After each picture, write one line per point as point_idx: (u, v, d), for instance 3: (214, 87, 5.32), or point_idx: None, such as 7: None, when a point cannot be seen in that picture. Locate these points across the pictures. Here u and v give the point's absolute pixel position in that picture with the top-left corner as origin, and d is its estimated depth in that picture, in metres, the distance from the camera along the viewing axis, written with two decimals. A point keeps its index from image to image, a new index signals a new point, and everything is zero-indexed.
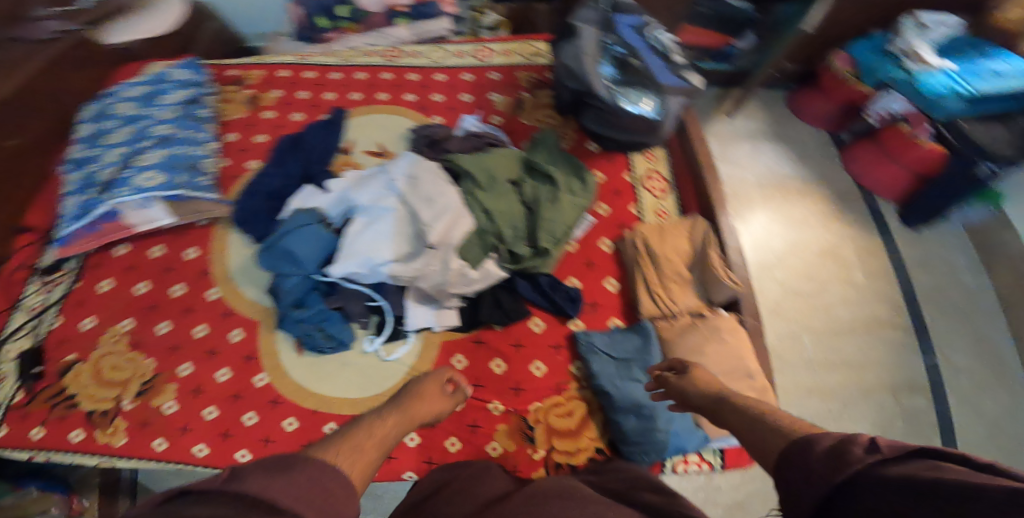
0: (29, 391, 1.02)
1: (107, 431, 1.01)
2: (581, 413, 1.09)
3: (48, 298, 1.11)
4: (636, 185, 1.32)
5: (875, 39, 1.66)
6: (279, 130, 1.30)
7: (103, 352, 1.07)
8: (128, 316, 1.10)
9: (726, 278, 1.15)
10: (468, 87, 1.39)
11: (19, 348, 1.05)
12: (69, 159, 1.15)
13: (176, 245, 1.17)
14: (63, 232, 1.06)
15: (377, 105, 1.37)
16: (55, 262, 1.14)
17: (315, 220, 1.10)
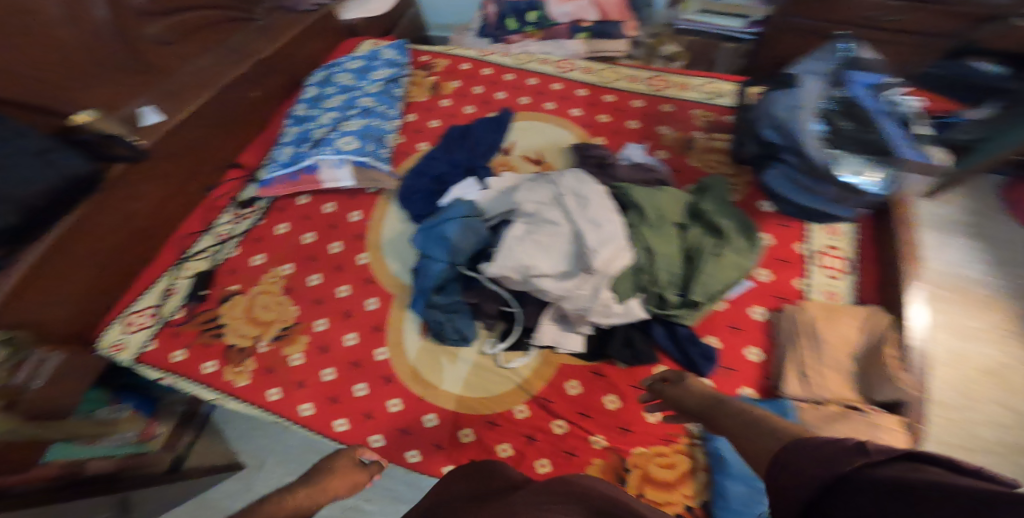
0: (189, 311, 1.12)
1: (235, 369, 1.05)
2: (684, 469, 0.92)
3: (231, 229, 1.25)
4: (809, 259, 1.01)
5: None
6: (450, 119, 1.37)
7: (262, 289, 1.15)
8: (291, 261, 1.18)
9: (904, 377, 0.82)
10: (637, 114, 1.22)
11: (197, 267, 1.19)
12: (293, 115, 1.38)
13: (345, 206, 1.24)
14: (271, 174, 1.26)
15: (544, 113, 1.31)
16: (250, 198, 1.30)
17: (477, 214, 1.08)
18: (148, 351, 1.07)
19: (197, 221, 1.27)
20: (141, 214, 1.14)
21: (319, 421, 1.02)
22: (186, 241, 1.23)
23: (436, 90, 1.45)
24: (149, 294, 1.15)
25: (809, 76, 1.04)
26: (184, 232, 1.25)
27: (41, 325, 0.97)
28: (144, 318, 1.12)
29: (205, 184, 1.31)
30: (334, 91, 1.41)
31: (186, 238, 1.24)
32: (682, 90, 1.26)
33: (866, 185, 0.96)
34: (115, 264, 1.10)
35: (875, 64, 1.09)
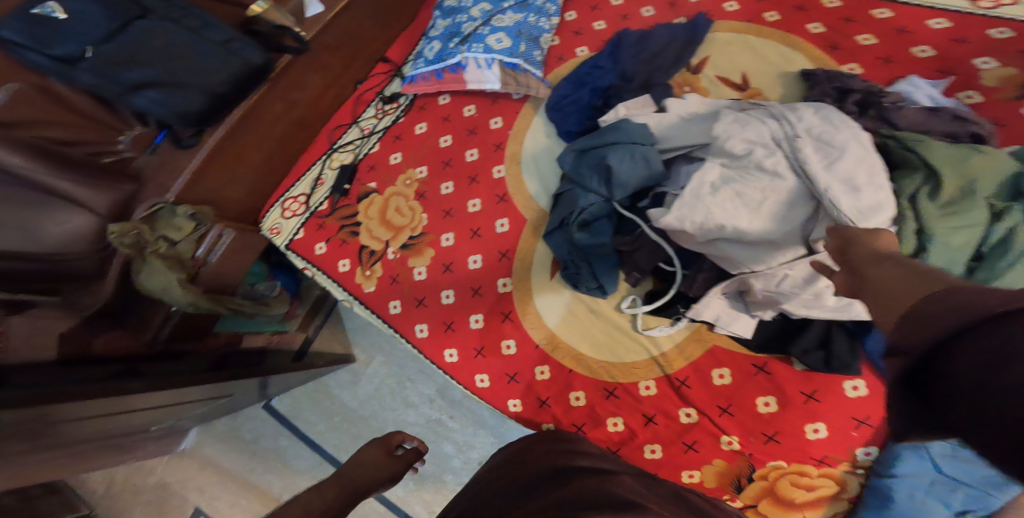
0: (334, 203, 1.09)
1: (365, 273, 1.04)
2: (824, 496, 0.76)
3: (375, 124, 1.15)
4: None
5: None
6: (622, 22, 1.08)
7: (396, 191, 1.07)
8: (425, 164, 1.08)
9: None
10: (930, 37, 0.86)
11: (343, 160, 1.13)
12: (441, 5, 1.16)
13: (486, 110, 1.07)
14: (414, 71, 1.11)
15: (763, 27, 0.96)
16: (394, 93, 1.17)
17: (649, 143, 0.83)
18: (299, 240, 1.08)
19: (347, 113, 1.17)
20: (301, 105, 1.08)
21: (432, 344, 0.99)
22: (336, 133, 1.16)
23: None
24: (302, 183, 1.12)
25: None
26: (334, 122, 1.17)
27: (223, 201, 1.01)
28: (297, 206, 1.10)
29: (358, 76, 1.20)
30: None
31: (336, 128, 1.16)
32: None
33: None
34: (278, 152, 1.09)
35: None
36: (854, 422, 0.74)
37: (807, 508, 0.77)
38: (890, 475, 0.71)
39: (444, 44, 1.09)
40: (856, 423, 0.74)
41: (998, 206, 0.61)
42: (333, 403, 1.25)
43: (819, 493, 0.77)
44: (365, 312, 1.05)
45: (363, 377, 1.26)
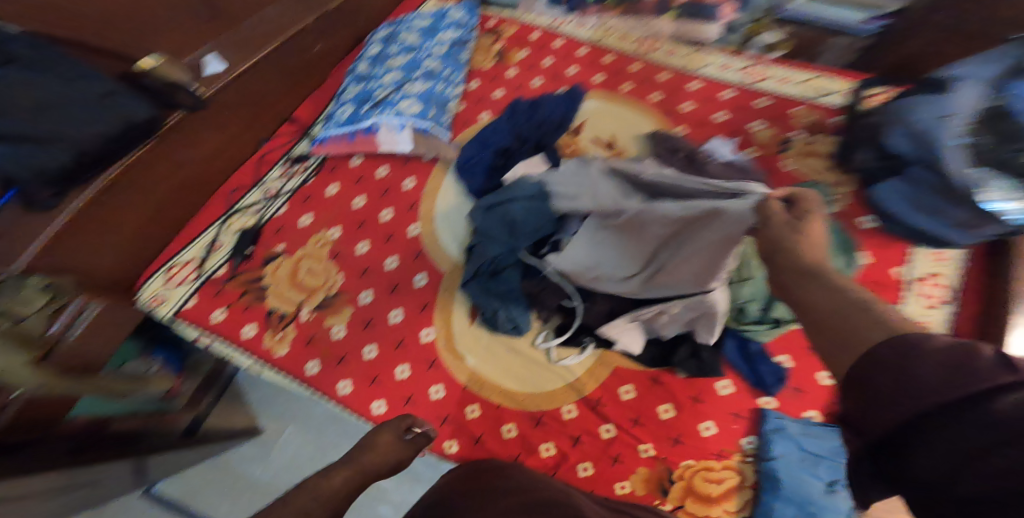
0: (234, 267, 1.07)
1: (275, 336, 1.00)
2: (733, 487, 0.83)
3: (280, 186, 1.17)
4: (906, 285, 0.90)
5: None
6: (517, 91, 1.25)
7: (307, 252, 1.08)
8: (338, 225, 1.11)
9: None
10: (727, 105, 1.13)
11: (243, 224, 1.12)
12: (353, 72, 1.26)
13: (399, 171, 1.16)
14: (325, 133, 1.18)
15: (618, 95, 1.20)
16: (302, 154, 1.22)
17: (544, 196, 0.96)
18: (189, 308, 1.02)
19: (247, 176, 1.18)
20: (191, 164, 1.06)
21: (358, 399, 0.95)
22: (233, 196, 1.15)
23: (502, 58, 1.33)
24: (191, 248, 1.08)
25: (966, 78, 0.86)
26: (231, 185, 1.17)
27: (88, 272, 0.91)
28: (184, 271, 1.05)
29: (260, 135, 1.22)
30: (397, 50, 1.27)
31: (234, 191, 1.16)
32: (784, 85, 1.12)
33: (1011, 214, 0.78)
34: (163, 212, 1.04)
35: None
36: (733, 416, 0.88)
37: (724, 501, 0.82)
38: (771, 454, 0.83)
39: (356, 108, 1.18)
40: (735, 417, 0.88)
41: None
42: (244, 482, 1.15)
43: (727, 485, 0.83)
44: (275, 377, 0.98)
45: (274, 448, 1.18)
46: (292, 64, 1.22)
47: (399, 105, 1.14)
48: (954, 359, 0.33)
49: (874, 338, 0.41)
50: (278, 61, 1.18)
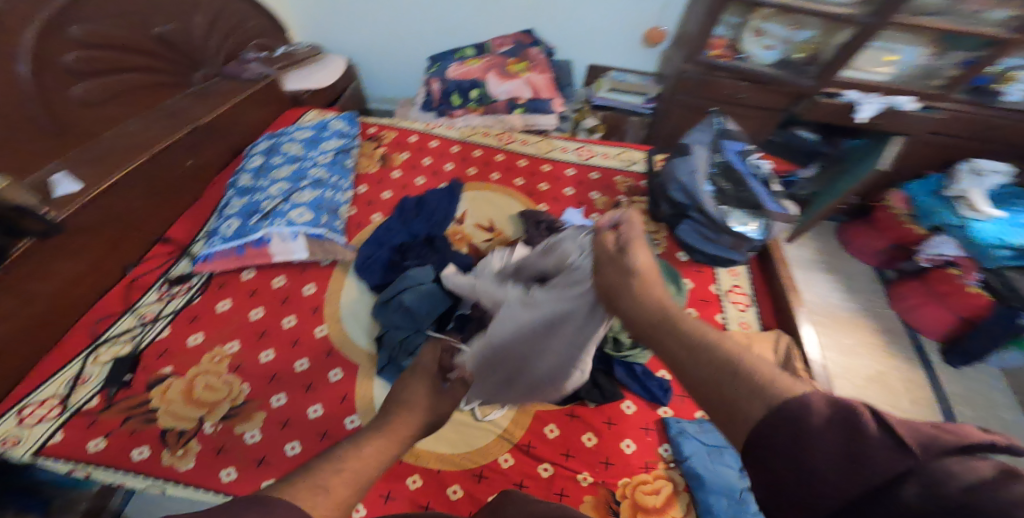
0: (108, 396, 1.00)
1: (176, 453, 0.94)
2: (667, 492, 0.99)
3: (157, 310, 1.15)
4: (722, 297, 1.29)
5: (930, 181, 1.87)
6: (403, 190, 1.44)
7: (201, 369, 1.06)
8: (235, 339, 1.11)
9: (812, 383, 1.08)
10: (571, 183, 1.50)
11: (116, 352, 1.07)
12: (235, 186, 1.33)
13: (297, 280, 1.23)
14: (211, 248, 1.20)
15: (489, 183, 1.47)
16: (183, 274, 1.23)
17: (435, 279, 1.15)
18: (54, 444, 0.93)
19: (116, 302, 1.15)
20: (43, 297, 1.01)
21: None
22: (101, 325, 1.10)
23: (386, 162, 1.52)
24: (51, 383, 1.00)
25: (697, 145, 1.39)
26: (98, 313, 1.12)
27: None
28: (45, 410, 0.97)
29: (124, 262, 1.20)
30: (281, 160, 1.41)
31: (101, 320, 1.11)
32: (607, 160, 1.59)
33: (752, 234, 1.29)
34: (10, 350, 0.96)
35: (740, 133, 1.46)
36: (644, 430, 1.08)
37: (666, 508, 0.97)
38: (682, 454, 1.03)
39: (244, 222, 1.23)
40: (645, 430, 1.08)
41: None
42: None
43: (662, 493, 0.99)
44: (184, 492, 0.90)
45: None
46: (165, 177, 1.27)
47: (290, 215, 1.24)
48: (845, 426, 0.41)
49: (757, 414, 0.46)
50: (146, 175, 1.21)
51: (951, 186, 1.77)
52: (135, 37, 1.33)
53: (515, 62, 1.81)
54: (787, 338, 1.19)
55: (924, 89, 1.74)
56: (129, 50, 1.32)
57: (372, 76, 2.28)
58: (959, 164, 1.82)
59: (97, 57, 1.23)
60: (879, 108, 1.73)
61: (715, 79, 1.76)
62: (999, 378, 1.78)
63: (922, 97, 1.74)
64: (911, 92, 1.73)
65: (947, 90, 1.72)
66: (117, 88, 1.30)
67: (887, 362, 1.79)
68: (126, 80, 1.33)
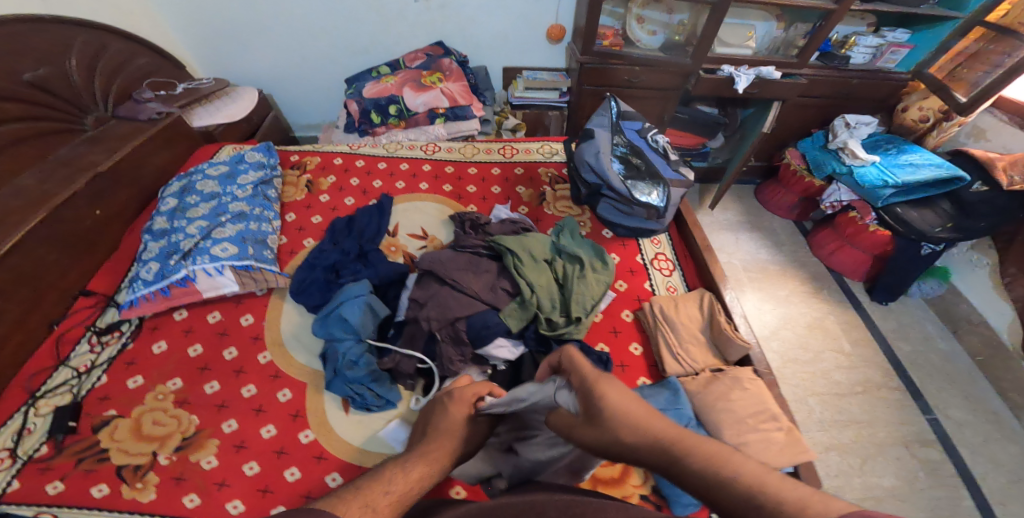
0: (57, 443, 0.97)
1: (135, 486, 0.92)
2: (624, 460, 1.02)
3: (93, 359, 1.12)
4: (648, 266, 1.41)
5: (817, 138, 2.10)
6: (333, 212, 1.46)
7: (148, 408, 1.03)
8: (178, 375, 1.09)
9: (736, 334, 1.18)
10: (498, 181, 1.57)
11: (57, 402, 1.03)
12: (153, 230, 1.29)
13: (231, 313, 1.21)
14: (132, 296, 1.15)
15: (419, 194, 1.51)
16: (112, 322, 1.18)
17: (372, 290, 1.18)
18: (10, 494, 0.90)
19: (47, 357, 1.10)
20: None
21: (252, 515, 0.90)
22: (35, 379, 1.06)
23: (312, 188, 1.53)
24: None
25: (598, 128, 1.50)
26: (30, 369, 1.08)
27: None
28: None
29: (49, 317, 1.15)
30: (196, 199, 1.37)
31: (34, 375, 1.07)
32: (529, 154, 1.67)
33: (656, 201, 1.38)
34: None
35: (636, 113, 1.60)
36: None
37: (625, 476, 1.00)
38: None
39: (165, 264, 1.20)
40: None
41: (551, 260, 1.25)
42: None
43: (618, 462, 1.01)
44: None
45: None
46: (76, 229, 1.23)
47: (214, 251, 1.22)
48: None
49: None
50: (52, 228, 1.16)
51: (832, 140, 2.01)
52: (4, 85, 1.27)
53: (429, 74, 1.85)
54: (709, 295, 1.29)
55: (783, 59, 1.95)
56: (2, 98, 1.26)
57: (290, 108, 2.28)
58: (835, 121, 2.05)
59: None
60: (753, 79, 1.88)
61: (608, 67, 1.89)
62: (925, 307, 1.94)
63: (780, 65, 1.94)
64: (771, 62, 1.92)
65: (800, 58, 1.92)
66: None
67: (821, 308, 1.91)
68: (9, 130, 1.26)
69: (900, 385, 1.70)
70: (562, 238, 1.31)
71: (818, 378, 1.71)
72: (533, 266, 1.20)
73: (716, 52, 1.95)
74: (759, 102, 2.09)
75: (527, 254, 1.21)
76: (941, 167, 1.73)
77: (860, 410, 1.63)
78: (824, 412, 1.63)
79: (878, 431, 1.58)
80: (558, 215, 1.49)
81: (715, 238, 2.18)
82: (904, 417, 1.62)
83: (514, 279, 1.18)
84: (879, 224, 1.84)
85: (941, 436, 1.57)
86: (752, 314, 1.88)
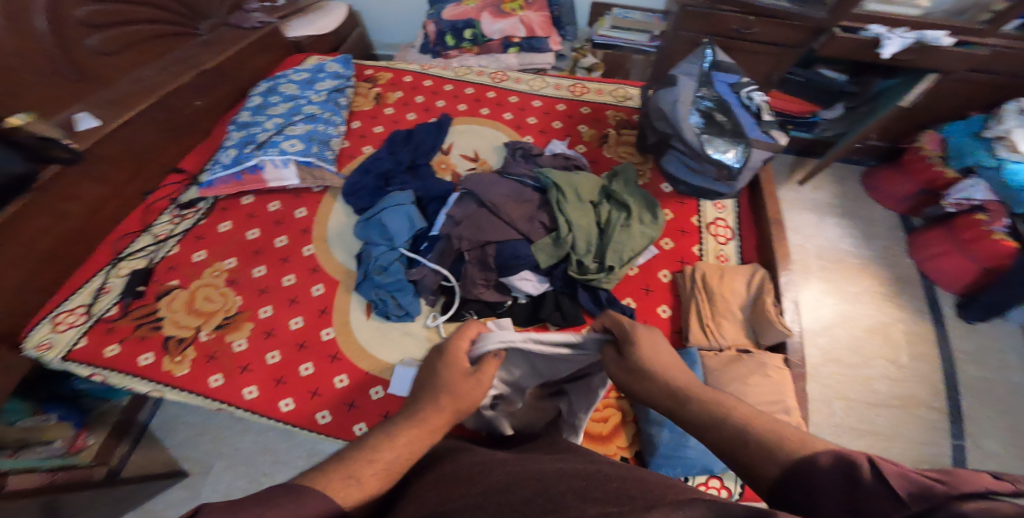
0: (124, 306, 1.15)
1: (174, 359, 1.09)
2: (616, 421, 1.01)
3: (170, 230, 1.30)
4: (702, 229, 1.32)
5: (970, 122, 1.70)
6: (394, 125, 1.51)
7: (202, 282, 1.20)
8: (233, 256, 1.24)
9: (779, 319, 1.08)
10: (561, 116, 1.52)
11: (134, 266, 1.23)
12: (237, 121, 1.43)
13: (289, 204, 1.33)
14: (212, 176, 1.31)
15: (477, 118, 1.50)
16: (191, 200, 1.36)
17: (414, 201, 1.23)
18: (79, 348, 1.10)
19: (135, 223, 1.31)
20: (80, 213, 1.17)
21: (264, 401, 1.05)
22: (122, 243, 1.26)
23: (379, 100, 1.57)
24: (80, 294, 1.16)
25: (684, 76, 1.39)
26: (119, 234, 1.28)
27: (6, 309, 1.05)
28: (75, 316, 1.13)
29: (143, 188, 1.34)
30: (278, 99, 1.49)
31: (118, 241, 1.27)
32: (599, 96, 1.58)
33: (730, 160, 1.27)
34: (52, 266, 1.13)
35: (734, 66, 1.46)
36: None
37: (613, 435, 1.00)
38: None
39: (241, 151, 1.34)
40: None
41: (598, 203, 1.21)
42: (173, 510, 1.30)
43: (610, 420, 1.01)
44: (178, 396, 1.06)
45: (205, 484, 1.33)
46: (177, 114, 1.39)
47: (283, 145, 1.33)
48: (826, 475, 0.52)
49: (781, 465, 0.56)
50: (157, 112, 1.33)
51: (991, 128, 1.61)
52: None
53: (509, 0, 1.77)
54: (763, 273, 1.18)
55: (963, 24, 1.56)
56: (133, 2, 1.42)
57: (376, 29, 2.33)
58: (1008, 104, 1.61)
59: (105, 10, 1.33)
60: (909, 43, 1.58)
61: (719, 13, 1.68)
62: (1019, 334, 1.65)
63: (958, 31, 1.58)
64: (948, 25, 1.56)
65: (992, 24, 1.53)
66: (129, 39, 1.41)
67: (893, 314, 1.69)
68: (135, 30, 1.43)
69: (942, 406, 1.51)
70: (614, 183, 1.26)
71: (854, 384, 1.55)
72: (577, 205, 1.16)
73: (864, 7, 1.61)
74: (908, 72, 1.78)
75: (573, 192, 1.18)
76: None
77: (886, 422, 1.48)
78: (845, 418, 1.49)
79: (893, 446, 1.44)
80: (616, 160, 1.42)
81: (790, 217, 1.97)
82: (928, 437, 1.46)
83: (552, 214, 1.16)
84: (1010, 234, 1.55)
85: (969, 471, 1.41)
86: (807, 302, 1.72)
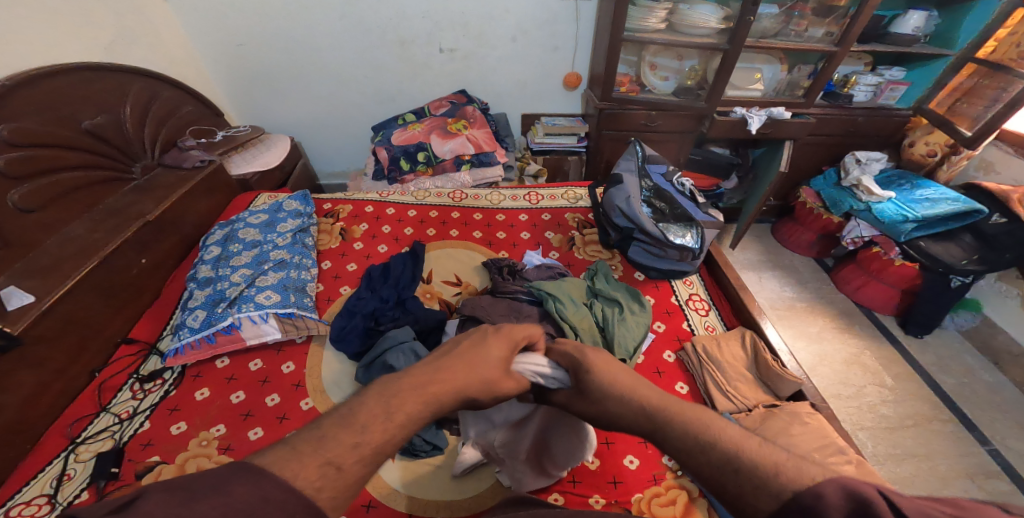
0: (98, 489, 0.95)
1: None
2: (684, 500, 0.99)
3: (134, 406, 1.11)
4: (683, 306, 1.41)
5: (828, 176, 2.14)
6: (367, 260, 1.51)
7: (191, 454, 1.02)
8: (222, 422, 1.08)
9: (785, 370, 1.18)
10: (527, 227, 1.62)
11: (98, 448, 1.02)
12: (199, 278, 1.33)
13: (273, 360, 1.22)
14: (179, 343, 1.18)
15: (449, 240, 1.56)
16: (154, 371, 1.19)
17: (414, 337, 1.20)
18: None
19: (89, 405, 1.11)
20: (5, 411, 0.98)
21: None
22: (77, 426, 1.06)
23: (345, 235, 1.59)
24: (33, 485, 0.95)
25: (626, 173, 1.57)
26: (71, 417, 1.08)
27: None
28: (33, 508, 0.91)
29: (90, 367, 1.16)
30: (239, 247, 1.43)
31: (76, 421, 1.07)
32: (554, 201, 1.72)
33: (691, 244, 1.40)
34: None
35: (659, 156, 1.67)
36: (644, 443, 1.09)
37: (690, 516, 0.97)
38: None
39: (212, 312, 1.24)
40: (645, 443, 1.09)
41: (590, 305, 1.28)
42: None
43: (678, 502, 0.99)
44: None
45: None
46: (124, 275, 1.27)
47: (258, 298, 1.27)
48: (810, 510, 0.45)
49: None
50: (103, 275, 1.20)
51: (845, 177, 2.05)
52: (65, 132, 1.32)
53: (453, 121, 1.99)
54: (751, 332, 1.29)
55: (790, 100, 2.00)
56: (60, 146, 1.31)
57: (320, 158, 2.41)
58: (845, 158, 2.11)
59: (23, 157, 1.20)
60: (764, 119, 1.95)
61: (628, 111, 1.97)
62: (960, 339, 1.91)
63: (789, 105, 2.00)
64: (783, 103, 1.98)
65: (806, 98, 1.98)
66: (62, 187, 1.30)
67: (856, 344, 1.89)
68: (64, 178, 1.30)
69: (951, 417, 1.65)
70: (596, 280, 1.37)
71: (864, 412, 1.66)
72: (574, 309, 1.22)
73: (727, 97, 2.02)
74: (769, 140, 2.14)
75: (565, 298, 1.25)
76: (957, 199, 1.75)
77: (914, 442, 1.57)
78: (877, 446, 1.56)
79: (936, 463, 1.51)
80: (588, 259, 1.52)
81: (746, 278, 2.20)
82: (961, 449, 1.56)
83: (557, 323, 1.21)
84: (905, 258, 1.83)
85: (1007, 469, 1.51)
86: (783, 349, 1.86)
